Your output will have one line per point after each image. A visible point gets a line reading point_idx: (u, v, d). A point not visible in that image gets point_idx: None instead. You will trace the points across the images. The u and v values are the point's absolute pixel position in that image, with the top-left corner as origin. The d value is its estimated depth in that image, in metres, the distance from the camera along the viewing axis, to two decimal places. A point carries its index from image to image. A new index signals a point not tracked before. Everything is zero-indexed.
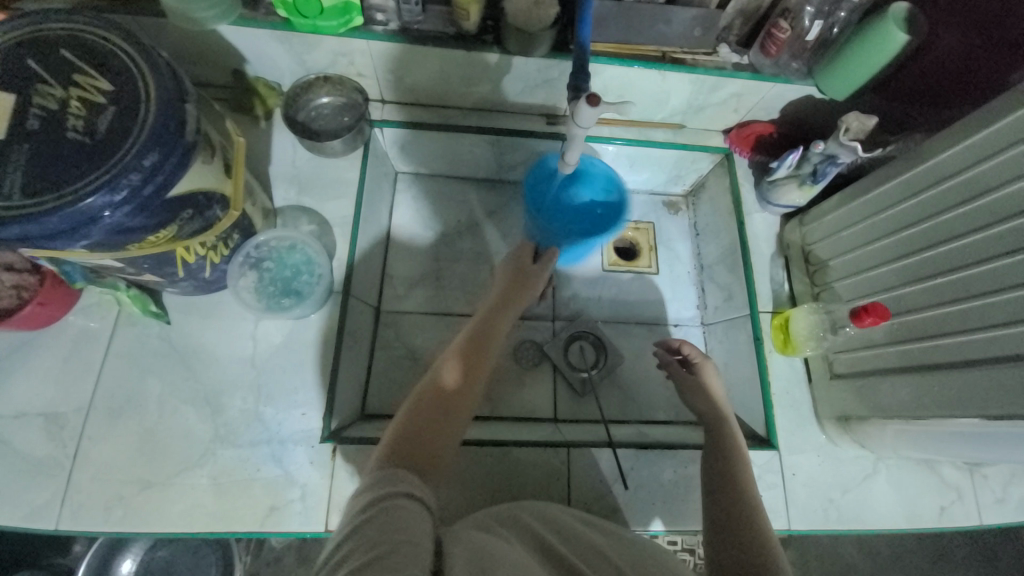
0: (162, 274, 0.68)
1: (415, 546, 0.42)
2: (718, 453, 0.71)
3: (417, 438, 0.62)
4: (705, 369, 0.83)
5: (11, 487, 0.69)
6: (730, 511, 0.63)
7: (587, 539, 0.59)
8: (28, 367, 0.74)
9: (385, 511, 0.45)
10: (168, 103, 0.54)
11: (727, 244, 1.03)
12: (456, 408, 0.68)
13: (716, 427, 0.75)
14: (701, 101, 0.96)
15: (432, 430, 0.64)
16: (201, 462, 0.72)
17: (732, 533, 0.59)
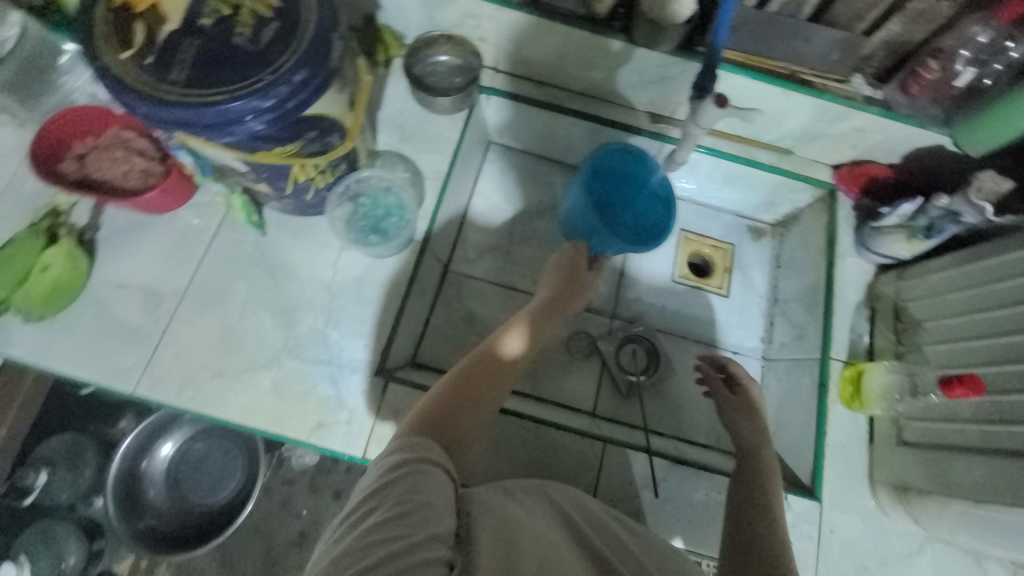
0: (274, 187, 0.73)
1: (437, 509, 0.49)
2: (757, 483, 0.68)
3: (453, 408, 0.63)
4: (748, 389, 0.81)
5: (105, 347, 0.76)
6: (747, 530, 0.62)
7: (617, 533, 0.59)
8: (137, 244, 0.82)
9: (412, 472, 0.51)
10: (324, 28, 0.58)
11: (809, 282, 0.98)
12: (497, 376, 0.69)
13: (752, 449, 0.74)
14: (818, 129, 0.92)
15: (469, 399, 0.65)
16: (269, 364, 0.78)
17: (744, 560, 0.59)
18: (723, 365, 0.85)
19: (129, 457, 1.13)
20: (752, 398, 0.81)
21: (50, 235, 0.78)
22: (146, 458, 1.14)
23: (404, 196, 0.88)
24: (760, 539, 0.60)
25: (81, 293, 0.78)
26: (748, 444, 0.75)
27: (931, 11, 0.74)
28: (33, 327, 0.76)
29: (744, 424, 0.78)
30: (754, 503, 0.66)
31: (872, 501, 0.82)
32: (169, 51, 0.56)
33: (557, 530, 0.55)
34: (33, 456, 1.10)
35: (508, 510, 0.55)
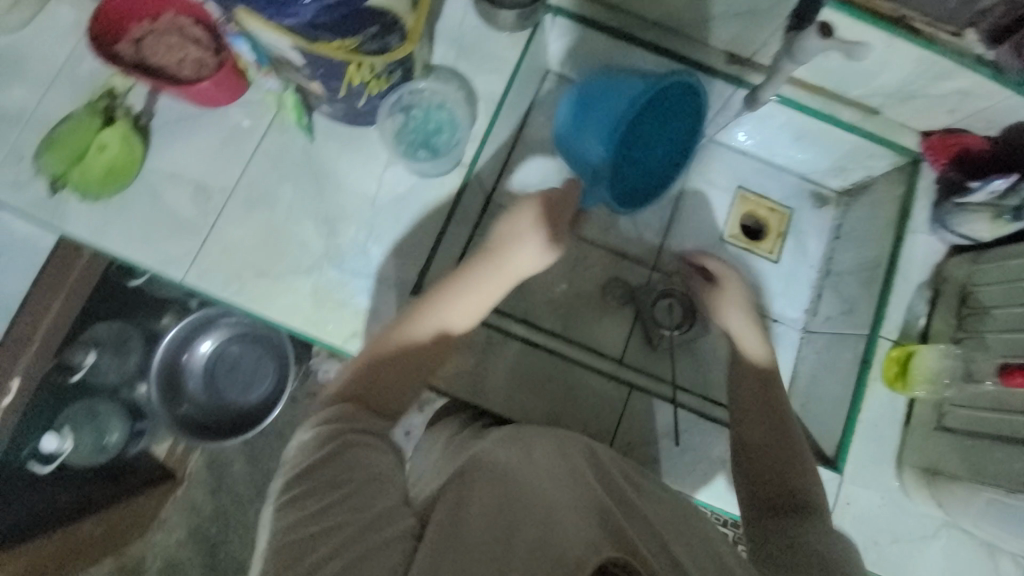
0: (327, 88, 0.71)
1: (383, 481, 0.51)
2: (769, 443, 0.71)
3: (368, 369, 0.62)
4: (741, 332, 0.82)
5: (155, 234, 0.78)
6: (772, 467, 0.68)
7: (624, 491, 0.58)
8: (188, 136, 0.81)
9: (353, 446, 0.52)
10: None
11: (870, 257, 0.92)
12: (417, 336, 0.65)
13: (768, 402, 0.75)
14: (914, 88, 0.81)
15: (382, 362, 0.63)
16: (310, 272, 0.79)
17: (776, 506, 0.65)
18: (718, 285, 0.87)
19: (173, 348, 1.18)
20: (738, 331, 0.83)
21: (106, 117, 0.79)
22: (187, 350, 1.19)
23: (457, 114, 0.85)
24: (786, 476, 0.67)
25: (134, 179, 0.79)
26: (754, 388, 0.77)
27: None
28: (90, 206, 0.78)
29: (745, 377, 0.79)
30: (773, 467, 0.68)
31: (895, 481, 0.82)
32: None
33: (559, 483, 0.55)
34: (82, 339, 1.08)
35: (508, 466, 0.56)
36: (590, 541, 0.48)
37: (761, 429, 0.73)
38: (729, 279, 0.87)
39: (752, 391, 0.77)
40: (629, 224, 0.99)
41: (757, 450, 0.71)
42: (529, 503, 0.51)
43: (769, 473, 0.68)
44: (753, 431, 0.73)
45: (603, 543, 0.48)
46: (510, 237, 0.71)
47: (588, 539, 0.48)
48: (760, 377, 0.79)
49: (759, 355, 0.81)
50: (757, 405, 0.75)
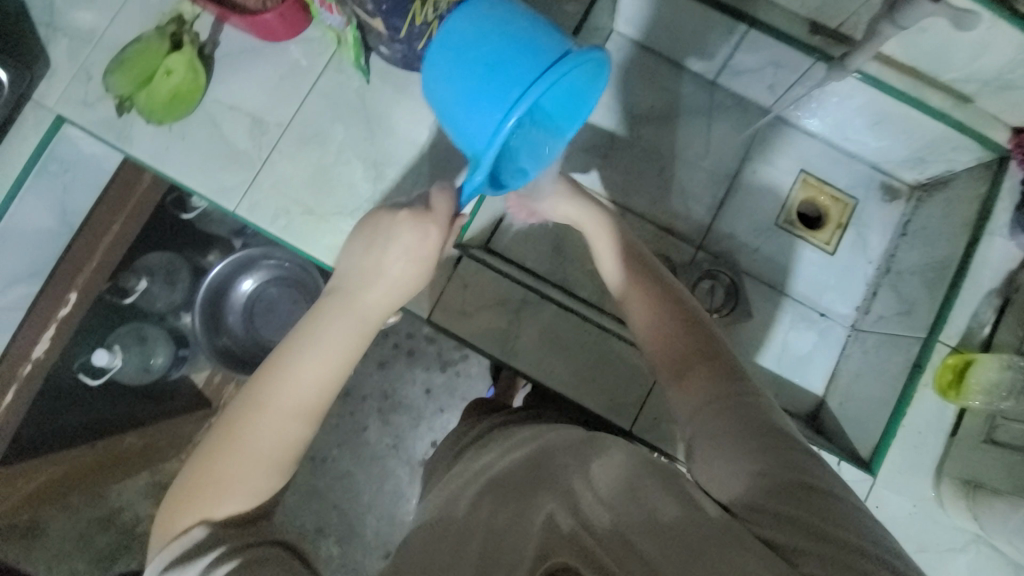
0: (388, 26, 0.69)
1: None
2: (677, 347, 0.60)
3: (215, 466, 0.52)
4: (615, 268, 0.70)
5: (212, 163, 0.80)
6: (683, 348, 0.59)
7: (569, 478, 0.50)
8: (249, 70, 0.82)
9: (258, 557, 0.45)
10: None
11: (938, 257, 0.85)
12: (259, 417, 0.53)
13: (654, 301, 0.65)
14: (1014, 78, 0.72)
15: (231, 444, 0.53)
16: (354, 214, 0.80)
17: (685, 370, 0.57)
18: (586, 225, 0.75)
19: (217, 282, 1.23)
20: (620, 253, 0.72)
21: (174, 42, 0.79)
22: (230, 286, 1.25)
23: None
24: (694, 348, 0.59)
25: (195, 107, 0.80)
26: (644, 296, 0.66)
27: None
28: (153, 129, 0.81)
29: (642, 305, 0.65)
30: (687, 370, 0.57)
31: (931, 491, 0.78)
32: None
33: (540, 505, 0.49)
34: (136, 264, 1.17)
35: (458, 502, 0.53)
36: (536, 543, 0.46)
37: (673, 334, 0.61)
38: (603, 215, 0.75)
39: (640, 308, 0.65)
40: (678, 200, 0.96)
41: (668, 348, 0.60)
42: (470, 527, 0.50)
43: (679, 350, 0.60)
44: (657, 334, 0.62)
45: (552, 543, 0.46)
46: (366, 271, 0.60)
47: (540, 539, 0.46)
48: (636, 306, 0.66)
49: (627, 268, 0.70)
50: (656, 322, 0.63)
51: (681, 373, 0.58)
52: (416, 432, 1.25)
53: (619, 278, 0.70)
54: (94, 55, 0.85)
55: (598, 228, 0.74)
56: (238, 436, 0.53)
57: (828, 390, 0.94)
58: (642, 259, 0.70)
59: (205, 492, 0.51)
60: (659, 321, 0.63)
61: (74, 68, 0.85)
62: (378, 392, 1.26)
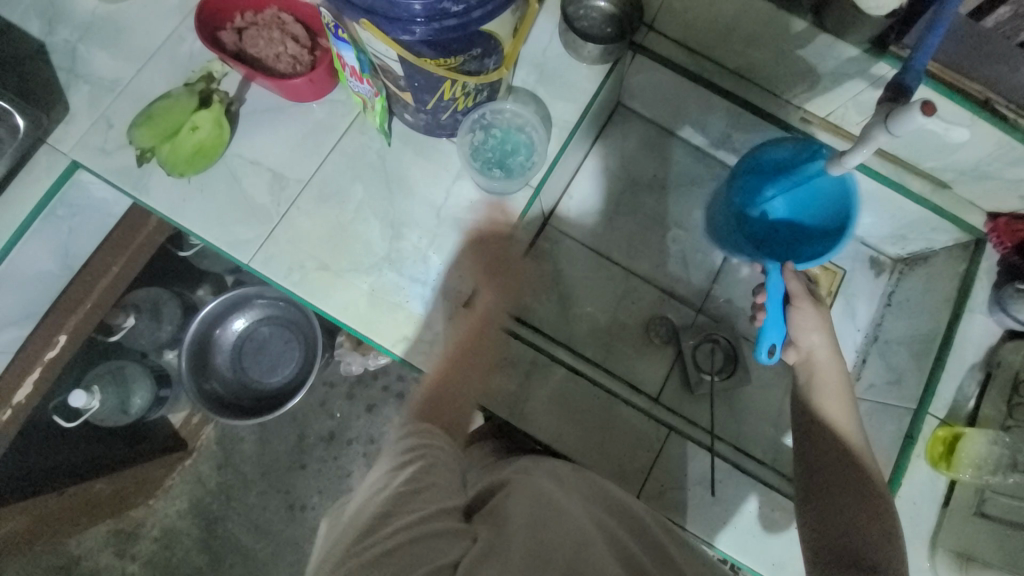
0: (417, 99, 0.73)
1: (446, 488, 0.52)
2: (863, 500, 0.61)
3: (452, 388, 0.71)
4: (830, 403, 0.70)
5: (229, 216, 0.81)
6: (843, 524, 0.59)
7: (651, 530, 0.55)
8: (271, 127, 0.84)
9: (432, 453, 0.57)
10: None
11: (924, 329, 0.91)
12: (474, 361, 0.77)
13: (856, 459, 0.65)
14: (990, 169, 0.81)
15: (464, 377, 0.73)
16: (369, 271, 0.81)
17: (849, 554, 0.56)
18: (811, 365, 0.74)
19: (207, 321, 1.19)
20: (840, 427, 0.68)
21: (202, 98, 0.80)
22: (221, 326, 1.21)
23: (534, 137, 0.85)
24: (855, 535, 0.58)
25: (216, 160, 0.82)
26: (835, 463, 0.66)
27: None
28: (172, 181, 0.81)
29: (832, 486, 0.64)
30: (855, 538, 0.57)
31: (926, 562, 0.79)
32: None
33: (589, 509, 0.54)
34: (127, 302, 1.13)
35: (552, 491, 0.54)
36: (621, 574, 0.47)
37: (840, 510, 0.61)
38: (842, 381, 0.72)
39: (837, 454, 0.66)
40: (678, 265, 1.00)
41: (833, 508, 0.62)
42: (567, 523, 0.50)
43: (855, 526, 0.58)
44: (830, 492, 0.63)
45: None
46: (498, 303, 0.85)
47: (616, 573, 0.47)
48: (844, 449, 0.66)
49: (844, 425, 0.68)
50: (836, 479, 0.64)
51: (853, 533, 0.58)
52: None
53: (841, 417, 0.69)
54: (116, 104, 0.85)
55: (835, 384, 0.72)
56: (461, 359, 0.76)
57: None
58: (862, 454, 0.66)
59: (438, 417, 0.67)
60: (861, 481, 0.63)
61: (93, 114, 0.86)
62: (364, 437, 1.30)
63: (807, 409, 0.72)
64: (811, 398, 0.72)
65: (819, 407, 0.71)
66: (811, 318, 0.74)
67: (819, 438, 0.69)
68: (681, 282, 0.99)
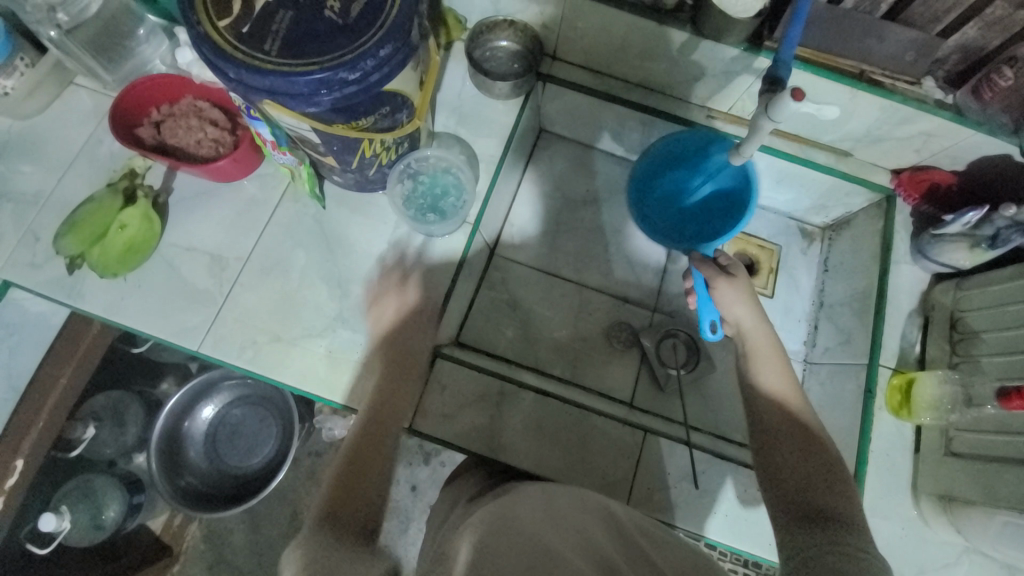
0: (341, 161, 0.75)
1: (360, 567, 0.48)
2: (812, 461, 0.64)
3: (357, 487, 0.61)
4: (763, 374, 0.73)
5: (171, 306, 0.80)
6: (802, 482, 0.63)
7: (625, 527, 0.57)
8: (204, 211, 0.84)
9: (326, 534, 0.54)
10: (398, 26, 0.57)
11: (860, 287, 0.96)
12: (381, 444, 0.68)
13: (793, 422, 0.68)
14: (882, 132, 0.88)
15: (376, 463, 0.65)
16: (322, 334, 0.81)
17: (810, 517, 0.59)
18: (742, 333, 0.77)
19: (173, 415, 1.15)
20: (780, 392, 0.71)
21: (126, 196, 0.81)
22: (188, 418, 1.17)
23: (462, 180, 0.88)
24: (812, 494, 0.61)
25: (152, 253, 0.81)
26: (782, 425, 0.68)
27: (1013, 17, 0.72)
28: (107, 282, 0.80)
29: (782, 447, 0.67)
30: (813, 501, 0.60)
31: (913, 510, 0.81)
32: (259, 22, 0.56)
33: (554, 516, 0.54)
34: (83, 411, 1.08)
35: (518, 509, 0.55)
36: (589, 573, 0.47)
37: (796, 467, 0.64)
38: (774, 345, 0.75)
39: (779, 418, 0.69)
40: (625, 270, 1.03)
41: (785, 471, 0.64)
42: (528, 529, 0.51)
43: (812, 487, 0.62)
44: (782, 452, 0.66)
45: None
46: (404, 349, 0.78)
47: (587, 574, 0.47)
48: (785, 409, 0.69)
49: (784, 390, 0.71)
50: (786, 438, 0.67)
51: (810, 494, 0.61)
52: (406, 538, 1.18)
53: (780, 380, 0.72)
54: (41, 217, 0.84)
55: (769, 349, 0.75)
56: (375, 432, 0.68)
57: None
58: (803, 410, 0.69)
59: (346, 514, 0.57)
60: (810, 444, 0.66)
61: (19, 231, 0.84)
62: None
63: (748, 378, 0.74)
64: (749, 368, 0.74)
65: (756, 376, 0.73)
66: (733, 294, 0.78)
67: (761, 403, 0.71)
68: (632, 285, 1.02)
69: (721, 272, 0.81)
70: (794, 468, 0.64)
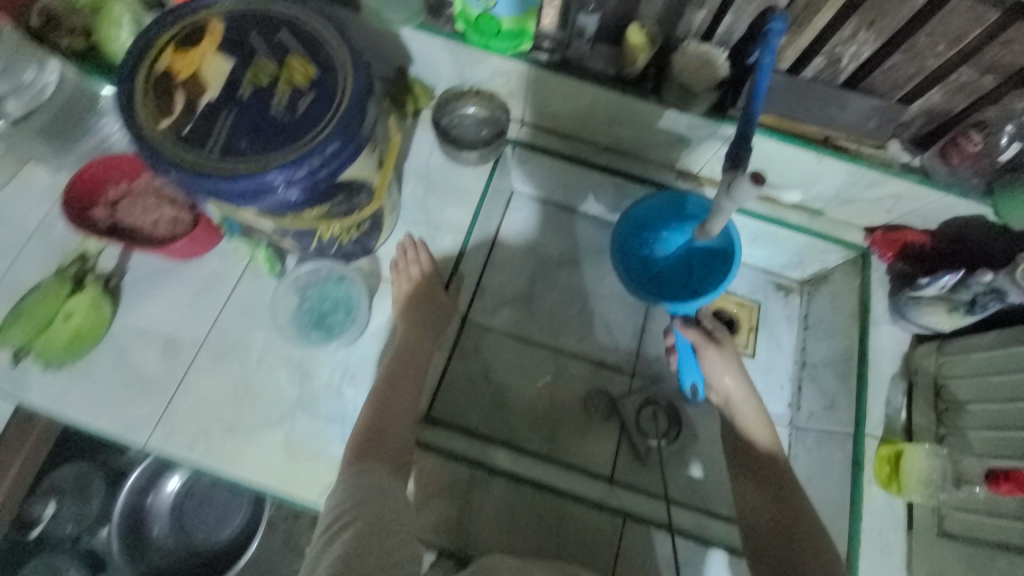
0: (299, 243, 0.73)
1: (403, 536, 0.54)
2: (790, 506, 0.72)
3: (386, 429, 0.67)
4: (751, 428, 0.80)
5: (119, 397, 0.76)
6: (784, 528, 0.70)
7: None
8: (159, 292, 0.81)
9: (370, 483, 0.58)
10: (348, 122, 0.55)
11: (841, 348, 0.93)
12: (415, 372, 0.74)
13: (779, 475, 0.75)
14: (852, 194, 0.88)
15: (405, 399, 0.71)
16: (281, 421, 0.77)
17: (782, 550, 0.68)
18: (731, 403, 0.84)
19: (138, 488, 1.09)
20: (764, 443, 0.79)
21: (76, 282, 0.78)
22: (152, 492, 1.10)
23: (355, 289, 0.84)
24: (789, 537, 0.69)
25: (100, 340, 0.78)
26: (757, 465, 0.77)
27: (974, 84, 0.72)
28: (52, 373, 0.76)
29: (752, 487, 0.76)
30: (792, 542, 0.68)
31: None
32: (202, 122, 0.54)
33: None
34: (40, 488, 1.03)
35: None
36: None
37: (765, 504, 0.73)
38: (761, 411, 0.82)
39: (763, 470, 0.77)
40: (602, 333, 1.00)
41: (766, 516, 0.72)
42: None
43: (788, 529, 0.69)
44: (767, 505, 0.73)
45: None
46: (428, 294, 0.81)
47: None
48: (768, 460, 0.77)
49: (769, 444, 0.79)
50: (772, 494, 0.74)
51: (788, 534, 0.69)
52: None
53: (768, 439, 0.79)
54: None
55: (755, 417, 0.82)
56: (406, 368, 0.74)
57: None
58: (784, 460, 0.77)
59: (383, 444, 0.65)
60: (791, 493, 0.73)
61: None
62: None
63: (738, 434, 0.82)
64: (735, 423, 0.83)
65: (750, 425, 0.81)
66: (719, 361, 0.86)
67: (751, 458, 0.79)
68: (610, 348, 0.99)
69: (707, 340, 0.88)
70: (778, 516, 0.71)
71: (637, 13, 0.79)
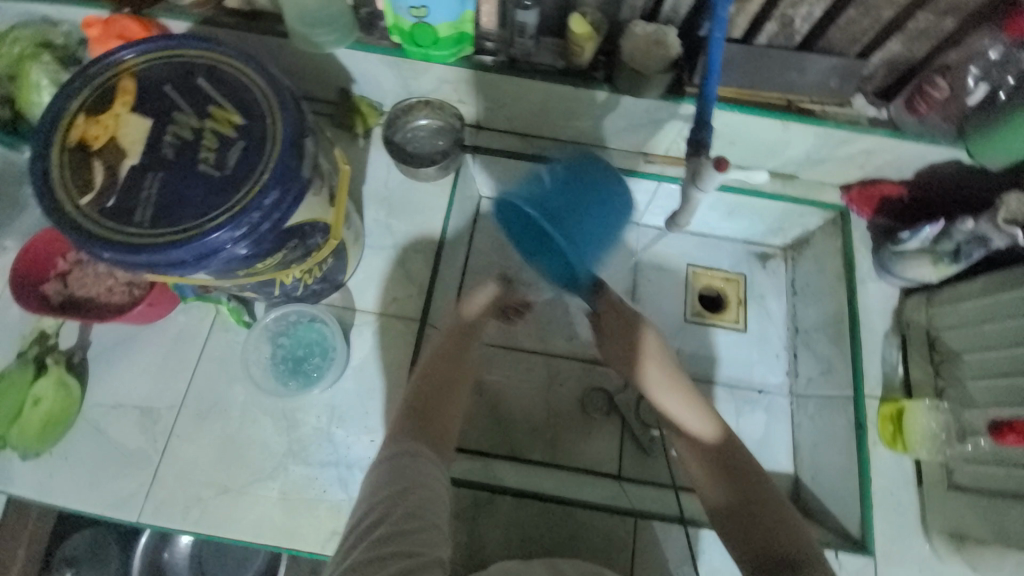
0: (262, 292, 0.70)
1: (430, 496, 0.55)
2: (720, 460, 0.63)
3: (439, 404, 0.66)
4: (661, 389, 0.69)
5: (103, 475, 0.73)
6: (726, 482, 0.62)
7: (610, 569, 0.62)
8: (129, 361, 0.78)
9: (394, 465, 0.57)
10: (283, 169, 0.52)
11: (831, 311, 0.91)
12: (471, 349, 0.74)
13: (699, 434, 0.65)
14: (823, 154, 0.85)
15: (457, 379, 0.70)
16: (273, 474, 0.74)
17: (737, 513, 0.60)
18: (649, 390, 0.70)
19: (152, 546, 1.06)
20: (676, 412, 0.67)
21: (39, 364, 0.76)
22: (167, 547, 1.07)
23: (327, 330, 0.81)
24: (736, 498, 0.60)
25: (75, 420, 0.75)
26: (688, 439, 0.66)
27: (934, 29, 0.70)
28: (32, 461, 0.74)
29: (691, 453, 0.65)
30: (743, 500, 0.60)
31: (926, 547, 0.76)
32: (128, 191, 0.51)
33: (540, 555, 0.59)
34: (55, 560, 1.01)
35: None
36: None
37: (721, 483, 0.62)
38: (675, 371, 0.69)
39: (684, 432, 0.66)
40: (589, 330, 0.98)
41: (709, 479, 0.63)
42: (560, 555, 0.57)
43: (731, 487, 0.61)
44: (701, 466, 0.64)
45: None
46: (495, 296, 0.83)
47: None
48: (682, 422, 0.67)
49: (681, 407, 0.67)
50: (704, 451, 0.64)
51: (737, 492, 0.61)
52: None
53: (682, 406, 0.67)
54: None
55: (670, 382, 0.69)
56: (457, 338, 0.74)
57: (796, 465, 0.93)
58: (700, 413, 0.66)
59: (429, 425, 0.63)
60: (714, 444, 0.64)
61: None
62: None
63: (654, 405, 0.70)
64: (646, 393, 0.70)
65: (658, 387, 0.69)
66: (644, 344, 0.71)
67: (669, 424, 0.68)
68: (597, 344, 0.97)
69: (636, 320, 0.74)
70: (717, 475, 0.62)
71: (578, 1, 0.76)
